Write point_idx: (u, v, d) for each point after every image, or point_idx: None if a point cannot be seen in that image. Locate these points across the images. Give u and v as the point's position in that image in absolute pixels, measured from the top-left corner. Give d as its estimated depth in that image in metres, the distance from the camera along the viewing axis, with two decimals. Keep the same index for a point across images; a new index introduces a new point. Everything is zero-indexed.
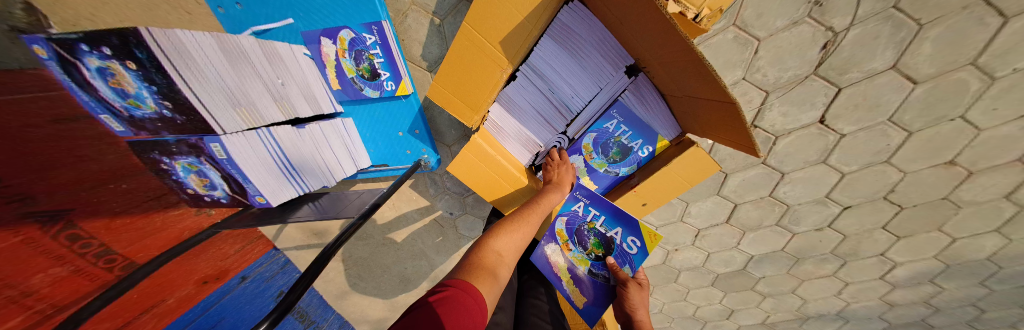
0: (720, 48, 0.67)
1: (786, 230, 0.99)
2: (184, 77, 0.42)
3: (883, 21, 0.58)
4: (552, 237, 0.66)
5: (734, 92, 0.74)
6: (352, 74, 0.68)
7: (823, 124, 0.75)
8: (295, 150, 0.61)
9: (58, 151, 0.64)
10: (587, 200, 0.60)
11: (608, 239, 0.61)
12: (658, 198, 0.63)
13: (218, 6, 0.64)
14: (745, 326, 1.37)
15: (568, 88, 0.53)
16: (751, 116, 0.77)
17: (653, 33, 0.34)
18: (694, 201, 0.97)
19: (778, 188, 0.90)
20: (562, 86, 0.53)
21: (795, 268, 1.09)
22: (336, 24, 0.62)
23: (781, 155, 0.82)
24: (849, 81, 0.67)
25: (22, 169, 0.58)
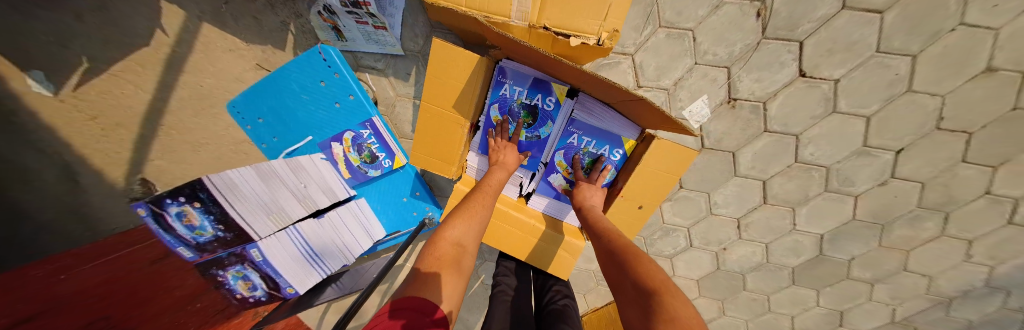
0: (659, 47, 0.73)
1: (844, 195, 0.84)
2: (231, 201, 0.56)
3: None
4: (488, 125, 0.62)
5: (695, 77, 0.75)
6: (357, 163, 0.81)
7: (807, 77, 0.71)
8: (316, 238, 0.71)
9: (155, 283, 0.82)
10: (509, 79, 0.55)
11: (535, 107, 0.57)
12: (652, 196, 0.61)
13: (262, 143, 0.84)
14: None
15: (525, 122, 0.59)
16: (725, 92, 0.76)
17: (558, 65, 0.42)
18: (713, 189, 0.90)
19: (802, 152, 0.80)
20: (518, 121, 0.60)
21: (887, 239, 0.88)
22: (341, 129, 0.78)
23: (782, 118, 0.77)
24: (806, 33, 0.66)
25: (124, 304, 0.71)
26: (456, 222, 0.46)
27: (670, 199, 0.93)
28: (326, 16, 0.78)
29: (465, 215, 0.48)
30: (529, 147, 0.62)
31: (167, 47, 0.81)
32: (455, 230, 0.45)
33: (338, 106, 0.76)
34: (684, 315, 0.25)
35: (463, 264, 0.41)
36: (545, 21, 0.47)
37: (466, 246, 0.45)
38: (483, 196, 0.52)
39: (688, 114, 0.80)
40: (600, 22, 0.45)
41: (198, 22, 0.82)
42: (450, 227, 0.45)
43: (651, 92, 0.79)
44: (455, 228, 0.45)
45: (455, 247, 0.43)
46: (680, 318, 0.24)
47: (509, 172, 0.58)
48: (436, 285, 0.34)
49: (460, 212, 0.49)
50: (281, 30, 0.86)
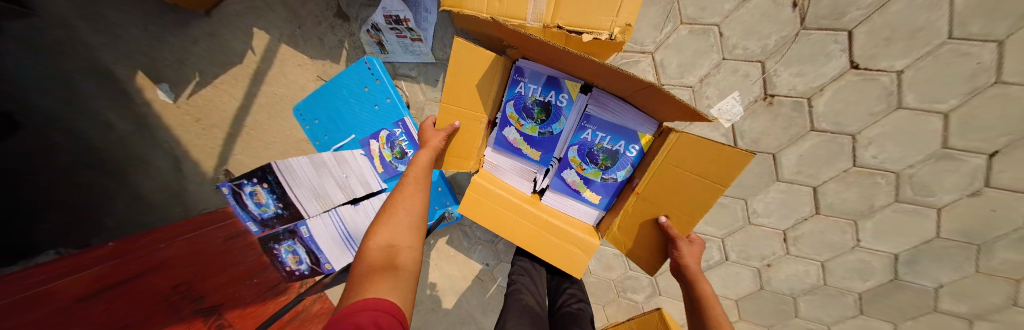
0: (681, 44, 0.72)
1: (924, 207, 0.71)
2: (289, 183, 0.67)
3: None
4: (564, 164, 0.66)
5: (723, 72, 0.72)
6: (389, 158, 0.90)
7: (860, 70, 0.64)
8: (352, 222, 0.78)
9: (228, 257, 1.00)
10: (592, 124, 0.60)
11: (614, 152, 0.61)
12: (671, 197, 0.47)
13: (316, 141, 0.97)
14: None
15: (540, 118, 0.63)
16: (759, 87, 0.71)
17: (565, 59, 0.46)
18: (751, 195, 0.82)
19: (860, 155, 0.70)
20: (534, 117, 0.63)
21: (994, 265, 0.71)
22: (378, 128, 0.89)
23: (831, 115, 0.69)
24: (855, 21, 0.60)
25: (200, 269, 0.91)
26: (380, 229, 0.42)
27: None
28: (373, 32, 0.91)
29: (387, 218, 0.44)
30: (601, 185, 0.66)
31: (254, 62, 1.02)
32: (383, 234, 0.41)
33: (377, 108, 0.87)
34: None
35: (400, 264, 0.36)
36: (558, 20, 0.51)
37: (400, 244, 0.40)
38: (404, 192, 0.49)
39: (718, 111, 0.76)
40: (612, 18, 0.48)
41: (277, 43, 1.02)
42: (375, 234, 0.40)
43: (674, 90, 0.77)
44: (379, 235, 0.41)
45: (388, 250, 0.39)
46: None
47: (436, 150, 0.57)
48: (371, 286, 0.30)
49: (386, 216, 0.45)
50: (337, 47, 1.02)
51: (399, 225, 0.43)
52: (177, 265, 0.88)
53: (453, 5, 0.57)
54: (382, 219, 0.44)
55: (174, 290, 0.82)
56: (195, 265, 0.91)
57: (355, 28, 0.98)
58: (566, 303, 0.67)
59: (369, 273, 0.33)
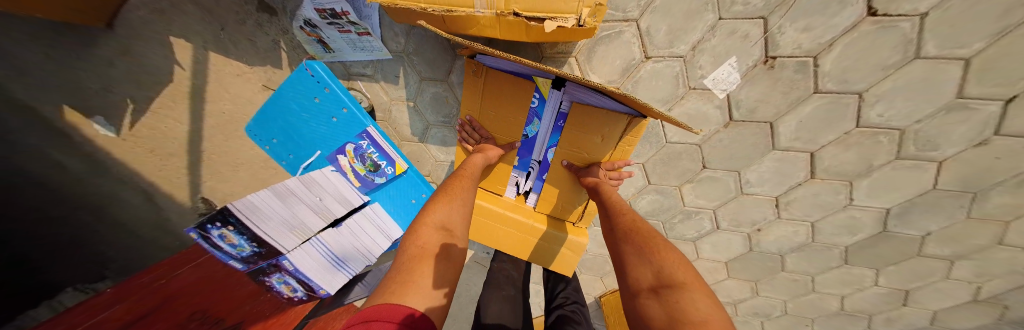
0: (670, 5, 0.60)
1: (925, 162, 0.67)
2: (255, 221, 0.62)
3: None
4: (545, 167, 0.63)
5: (718, 36, 0.61)
6: (364, 171, 0.85)
7: (877, 17, 0.53)
8: (338, 244, 0.78)
9: None
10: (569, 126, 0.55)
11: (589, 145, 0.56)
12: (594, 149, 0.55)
13: (281, 161, 0.90)
14: (943, 311, 0.91)
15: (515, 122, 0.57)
16: (759, 51, 0.61)
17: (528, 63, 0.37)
18: (745, 166, 0.78)
19: (865, 114, 0.64)
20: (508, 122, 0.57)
21: (979, 209, 0.71)
22: (343, 141, 0.82)
23: (837, 74, 0.61)
24: None
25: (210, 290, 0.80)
26: (437, 208, 0.48)
27: (691, 181, 0.83)
28: (308, 30, 0.77)
29: (445, 198, 0.50)
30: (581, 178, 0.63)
31: None
32: (439, 214, 0.47)
33: (335, 120, 0.78)
34: (675, 266, 0.35)
35: (449, 250, 0.43)
36: (513, 5, 0.40)
37: (452, 228, 0.47)
38: (462, 179, 0.54)
39: (712, 82, 0.67)
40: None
41: None
42: (432, 211, 0.47)
43: (662, 63, 0.67)
44: (437, 212, 0.47)
45: (440, 231, 0.45)
46: (669, 270, 0.35)
47: (490, 159, 0.58)
48: (415, 282, 0.36)
49: (445, 192, 0.51)
50: None
51: (456, 202, 0.50)
52: (186, 296, 0.75)
53: None
54: (438, 197, 0.51)
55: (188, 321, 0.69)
56: (205, 293, 0.79)
57: None
58: (560, 305, 0.68)
59: (405, 261, 0.40)
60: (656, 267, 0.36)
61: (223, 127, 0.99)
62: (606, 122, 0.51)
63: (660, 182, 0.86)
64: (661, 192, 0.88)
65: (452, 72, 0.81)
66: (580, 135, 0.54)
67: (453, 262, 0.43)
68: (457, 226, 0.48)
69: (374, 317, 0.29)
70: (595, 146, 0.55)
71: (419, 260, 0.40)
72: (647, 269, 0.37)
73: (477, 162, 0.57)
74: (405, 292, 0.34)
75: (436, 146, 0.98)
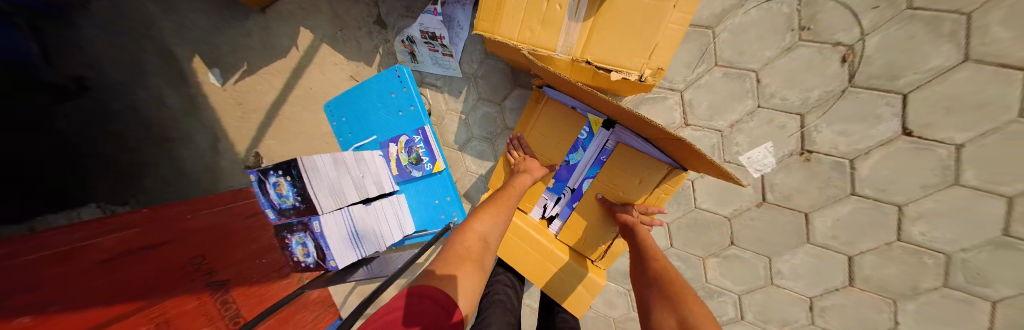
0: (714, 86, 0.69)
1: (979, 298, 0.62)
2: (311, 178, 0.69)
3: (908, 22, 0.51)
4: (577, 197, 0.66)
5: (756, 120, 0.68)
6: (406, 162, 0.93)
7: (913, 137, 0.58)
8: (362, 222, 0.82)
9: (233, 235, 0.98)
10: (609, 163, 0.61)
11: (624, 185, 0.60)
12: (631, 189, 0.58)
13: (341, 137, 1.03)
14: None
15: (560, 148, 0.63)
16: (795, 142, 0.66)
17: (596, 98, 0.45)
18: (776, 253, 0.75)
19: (908, 228, 0.63)
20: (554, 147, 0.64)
21: None
22: (399, 132, 0.93)
23: (874, 181, 0.63)
24: (913, 84, 0.55)
25: None
26: (479, 219, 0.50)
27: (716, 255, 0.81)
28: (407, 42, 0.96)
29: (488, 212, 0.52)
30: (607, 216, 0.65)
31: (297, 57, 1.13)
32: (481, 225, 0.49)
33: (401, 114, 0.91)
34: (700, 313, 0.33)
35: (483, 260, 0.43)
36: (587, 54, 0.51)
37: (488, 239, 0.48)
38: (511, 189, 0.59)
39: (747, 160, 0.71)
40: (643, 60, 0.47)
41: (320, 41, 1.11)
42: (476, 221, 0.49)
43: (700, 132, 0.74)
44: (478, 223, 0.49)
45: (480, 240, 0.46)
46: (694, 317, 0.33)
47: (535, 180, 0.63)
48: (456, 275, 0.36)
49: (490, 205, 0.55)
50: (372, 52, 1.08)
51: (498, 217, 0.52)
52: None
53: (486, 30, 0.59)
54: (484, 208, 0.54)
55: None
56: None
57: (391, 36, 1.03)
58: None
59: (450, 256, 0.40)
60: (681, 315, 0.34)
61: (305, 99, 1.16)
62: (647, 167, 0.56)
63: (683, 247, 0.84)
64: (682, 259, 0.85)
65: (508, 98, 0.94)
66: (619, 173, 0.59)
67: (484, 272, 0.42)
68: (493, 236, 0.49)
69: (420, 294, 0.30)
70: (631, 185, 0.59)
71: (460, 260, 0.40)
72: (670, 316, 0.35)
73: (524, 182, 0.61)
74: (447, 283, 0.34)
75: (472, 158, 1.06)
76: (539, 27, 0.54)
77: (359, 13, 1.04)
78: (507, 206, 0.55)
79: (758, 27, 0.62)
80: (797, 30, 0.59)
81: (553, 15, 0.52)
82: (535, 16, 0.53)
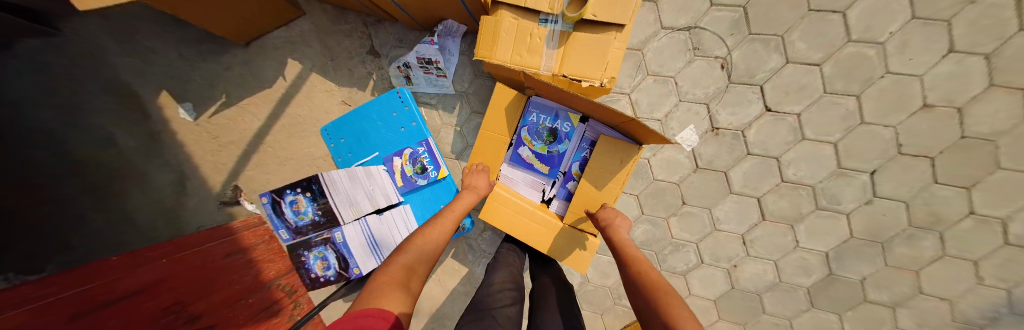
0: (649, 89, 0.95)
1: (837, 213, 0.93)
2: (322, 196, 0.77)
3: (750, 43, 0.86)
4: (569, 177, 0.81)
5: (681, 110, 0.95)
6: (411, 173, 1.00)
7: (773, 112, 0.89)
8: (377, 230, 0.89)
9: (220, 273, 0.86)
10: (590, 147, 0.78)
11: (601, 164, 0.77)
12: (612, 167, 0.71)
13: (340, 158, 1.08)
14: None
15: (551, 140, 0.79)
16: (708, 123, 0.94)
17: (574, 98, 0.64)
18: (714, 204, 1.01)
19: (786, 173, 0.93)
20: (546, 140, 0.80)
21: (891, 258, 0.92)
22: (402, 147, 1.02)
23: (759, 143, 0.92)
24: (763, 79, 0.87)
25: (189, 289, 0.72)
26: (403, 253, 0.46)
27: (675, 214, 1.04)
28: (403, 68, 1.09)
29: (418, 238, 0.51)
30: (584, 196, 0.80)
31: (286, 86, 1.17)
32: (406, 257, 0.45)
33: (403, 130, 1.01)
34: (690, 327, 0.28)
35: (410, 285, 0.39)
36: (564, 70, 0.72)
37: (419, 269, 0.44)
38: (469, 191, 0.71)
39: (682, 138, 0.97)
40: (602, 71, 0.69)
41: (310, 71, 1.17)
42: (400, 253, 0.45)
43: (647, 122, 0.98)
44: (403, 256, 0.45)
45: (405, 269, 0.42)
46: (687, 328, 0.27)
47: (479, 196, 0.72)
48: (390, 296, 0.33)
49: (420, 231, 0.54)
50: (364, 78, 1.17)
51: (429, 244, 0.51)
52: (165, 288, 0.67)
53: (485, 56, 0.76)
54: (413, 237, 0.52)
55: (168, 310, 0.60)
56: (184, 290, 0.70)
57: (384, 63, 1.15)
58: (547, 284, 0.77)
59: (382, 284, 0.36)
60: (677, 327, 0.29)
61: (295, 127, 1.19)
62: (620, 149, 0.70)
63: (651, 213, 1.05)
64: (652, 223, 1.06)
65: None
66: (602, 157, 0.72)
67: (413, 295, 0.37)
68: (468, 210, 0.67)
69: (366, 314, 0.26)
70: (612, 168, 0.71)
71: (389, 286, 0.36)
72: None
73: (464, 201, 0.68)
74: (381, 300, 0.31)
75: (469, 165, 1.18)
76: (526, 53, 0.73)
77: (351, 45, 1.15)
78: (467, 199, 0.69)
79: (670, 49, 0.91)
80: (693, 50, 0.90)
81: (536, 45, 0.72)
82: (523, 46, 0.73)
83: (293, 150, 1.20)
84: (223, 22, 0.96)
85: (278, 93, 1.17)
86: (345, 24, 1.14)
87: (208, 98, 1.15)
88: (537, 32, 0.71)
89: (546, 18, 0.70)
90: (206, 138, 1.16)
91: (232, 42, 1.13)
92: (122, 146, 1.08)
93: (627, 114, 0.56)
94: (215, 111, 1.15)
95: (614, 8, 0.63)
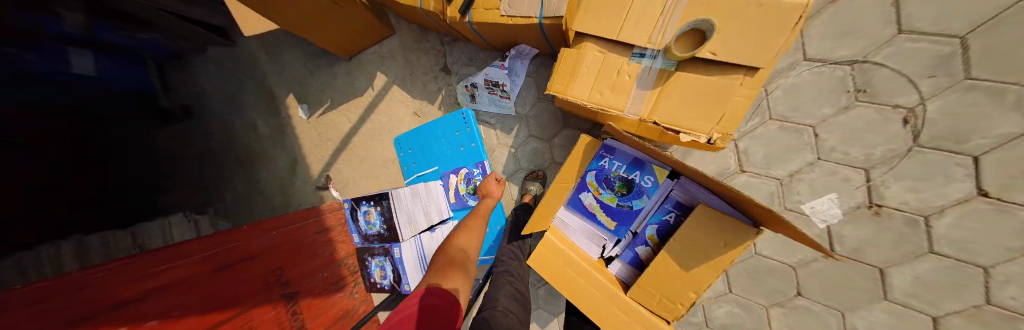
0: (768, 137, 0.72)
1: None
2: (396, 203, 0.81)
3: (965, 91, 0.56)
4: (641, 241, 0.67)
5: (816, 172, 0.69)
6: (464, 192, 1.02)
7: (990, 198, 0.58)
8: (430, 247, 0.91)
9: (318, 240, 1.10)
10: (677, 211, 0.62)
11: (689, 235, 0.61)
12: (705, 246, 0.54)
13: (405, 167, 1.17)
14: None
15: (625, 194, 0.67)
16: (863, 195, 0.67)
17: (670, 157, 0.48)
18: (851, 308, 0.72)
19: (996, 293, 0.60)
20: (618, 192, 0.67)
21: None
22: (459, 165, 1.04)
23: (955, 240, 0.61)
24: (979, 148, 0.57)
25: (291, 253, 0.94)
26: (458, 238, 0.73)
27: (781, 304, 0.78)
28: (469, 87, 1.10)
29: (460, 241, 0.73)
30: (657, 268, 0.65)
31: (372, 96, 1.33)
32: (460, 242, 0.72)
33: (462, 149, 1.03)
34: None
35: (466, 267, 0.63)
36: (655, 116, 0.58)
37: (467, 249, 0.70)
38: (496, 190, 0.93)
39: (811, 208, 0.71)
40: (710, 125, 0.53)
41: (392, 83, 1.30)
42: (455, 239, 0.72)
43: (757, 179, 0.75)
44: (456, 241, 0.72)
45: (461, 251, 0.68)
46: None
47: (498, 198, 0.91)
48: (450, 276, 0.56)
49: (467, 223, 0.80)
50: (435, 93, 1.23)
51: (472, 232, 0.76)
52: (277, 251, 0.90)
53: (559, 90, 0.68)
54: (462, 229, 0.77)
55: (271, 273, 0.81)
56: (289, 254, 0.93)
57: (453, 81, 1.19)
58: None
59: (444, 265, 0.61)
60: None
61: (375, 131, 1.35)
62: (721, 225, 0.52)
63: (743, 294, 0.82)
64: (742, 306, 0.83)
65: (556, 136, 1.03)
66: (691, 231, 0.55)
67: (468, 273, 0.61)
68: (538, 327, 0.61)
69: (434, 291, 0.48)
70: (710, 250, 0.53)
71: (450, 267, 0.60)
72: None
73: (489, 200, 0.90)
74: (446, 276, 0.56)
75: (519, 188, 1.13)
76: (608, 91, 0.63)
77: (428, 62, 1.23)
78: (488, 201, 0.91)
79: (813, 88, 0.66)
80: (854, 92, 0.64)
81: (622, 82, 0.61)
82: (605, 82, 0.63)
83: (370, 152, 1.36)
84: (326, 39, 1.11)
85: (366, 101, 1.34)
86: (425, 42, 1.22)
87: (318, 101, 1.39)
88: (626, 68, 0.60)
89: (639, 52, 0.58)
90: (313, 134, 1.41)
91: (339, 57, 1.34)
92: None
93: (758, 201, 0.37)
94: (321, 113, 1.39)
95: (744, 45, 0.47)
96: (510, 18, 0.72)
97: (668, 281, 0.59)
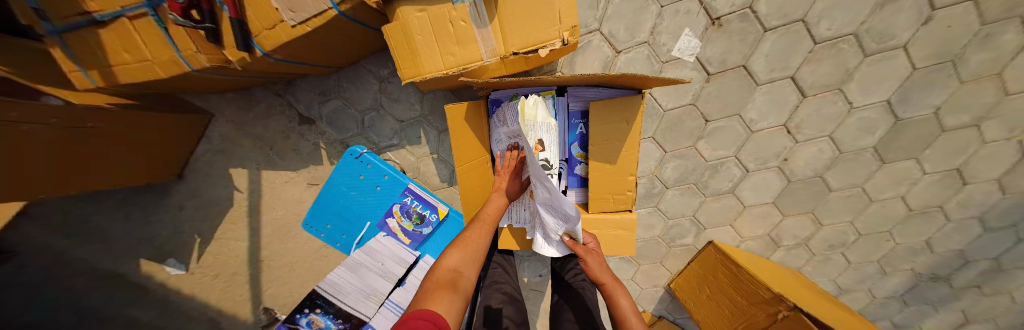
0: (622, 10, 0.76)
1: (892, 51, 0.72)
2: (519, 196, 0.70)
3: None
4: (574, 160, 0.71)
5: (666, 18, 0.76)
6: (411, 226, 0.91)
7: None
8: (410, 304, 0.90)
9: None
10: (582, 120, 0.66)
11: None
12: (610, 132, 0.60)
13: (336, 243, 0.97)
14: None
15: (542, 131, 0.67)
16: (704, 17, 0.75)
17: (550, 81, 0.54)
18: (743, 106, 0.85)
19: (816, 31, 0.73)
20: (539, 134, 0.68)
21: (983, 72, 0.71)
22: (388, 204, 0.90)
23: (814, 16, 0.71)
24: None
25: None
26: (451, 254, 0.53)
27: (703, 137, 0.90)
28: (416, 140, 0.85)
29: (462, 243, 0.55)
30: None
31: (247, 198, 1.06)
32: (454, 258, 0.52)
33: (379, 188, 0.88)
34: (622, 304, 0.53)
35: (460, 283, 0.47)
36: (512, 48, 0.54)
37: (461, 270, 0.50)
38: (479, 225, 0.59)
39: (680, 53, 0.79)
40: (557, 26, 0.51)
41: (258, 171, 1.04)
42: (446, 256, 0.52)
43: (634, 52, 0.80)
44: (452, 257, 0.52)
45: (451, 271, 0.49)
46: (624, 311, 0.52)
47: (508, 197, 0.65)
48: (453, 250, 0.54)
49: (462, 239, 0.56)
50: (314, 151, 1.02)
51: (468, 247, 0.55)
52: None
53: (413, 75, 0.59)
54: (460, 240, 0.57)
55: None
56: None
57: (323, 127, 0.98)
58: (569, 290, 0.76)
59: (432, 289, 0.44)
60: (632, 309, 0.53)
61: (280, 230, 1.11)
62: (610, 109, 0.58)
63: (676, 147, 0.93)
64: (683, 157, 0.95)
65: None
66: (600, 129, 0.60)
67: (470, 261, 0.53)
68: (467, 270, 0.51)
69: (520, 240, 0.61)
70: (613, 130, 0.60)
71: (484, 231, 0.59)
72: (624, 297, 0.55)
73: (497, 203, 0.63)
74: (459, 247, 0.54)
75: None
76: (457, 48, 0.55)
77: (280, 124, 0.99)
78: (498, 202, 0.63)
79: None
80: None
81: (463, 32, 0.53)
82: (447, 39, 0.54)
83: (293, 251, 1.14)
84: (111, 174, 0.79)
85: (242, 209, 1.07)
86: (258, 104, 0.96)
87: (186, 246, 1.07)
88: (457, 15, 0.51)
89: None
90: (212, 281, 1.11)
91: (167, 183, 1.01)
92: (144, 323, 1.06)
93: (625, 72, 0.43)
94: (199, 253, 1.08)
95: None
96: (305, 25, 0.56)
97: (607, 179, 0.66)
